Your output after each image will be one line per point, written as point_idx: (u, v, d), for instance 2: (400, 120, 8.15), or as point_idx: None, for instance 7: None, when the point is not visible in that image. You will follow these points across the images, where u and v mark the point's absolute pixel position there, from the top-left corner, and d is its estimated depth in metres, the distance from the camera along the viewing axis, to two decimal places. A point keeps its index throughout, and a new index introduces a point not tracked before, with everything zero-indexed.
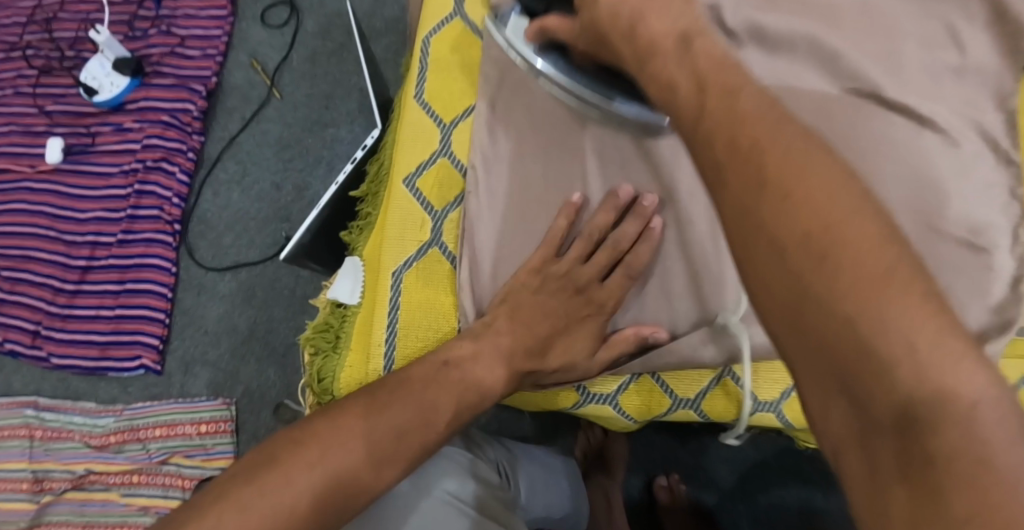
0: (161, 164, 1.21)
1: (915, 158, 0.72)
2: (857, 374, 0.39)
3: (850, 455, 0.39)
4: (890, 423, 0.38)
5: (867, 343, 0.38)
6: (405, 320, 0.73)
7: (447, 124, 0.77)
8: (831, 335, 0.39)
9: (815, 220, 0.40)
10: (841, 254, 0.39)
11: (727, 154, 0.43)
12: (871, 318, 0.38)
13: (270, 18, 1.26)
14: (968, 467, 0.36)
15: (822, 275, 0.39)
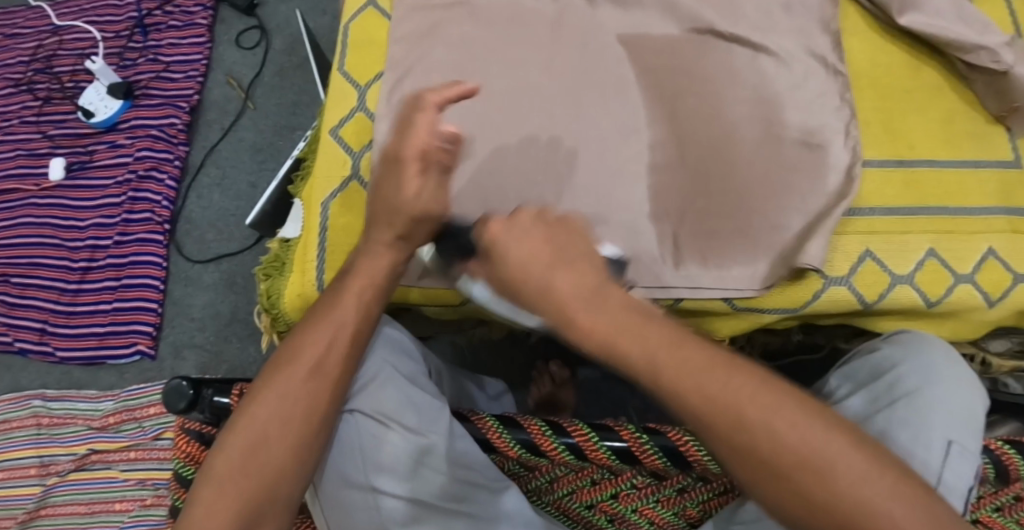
0: (151, 173, 1.37)
1: (754, 77, 0.80)
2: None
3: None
4: (822, 501, 0.51)
5: (825, 496, 0.51)
6: (332, 240, 0.84)
7: (362, 86, 0.89)
8: (792, 497, 0.52)
9: (771, 434, 0.52)
10: (788, 455, 0.52)
11: (670, 387, 0.54)
12: (786, 450, 0.52)
13: (244, 41, 1.44)
14: (895, 518, 0.51)
15: (775, 459, 0.52)
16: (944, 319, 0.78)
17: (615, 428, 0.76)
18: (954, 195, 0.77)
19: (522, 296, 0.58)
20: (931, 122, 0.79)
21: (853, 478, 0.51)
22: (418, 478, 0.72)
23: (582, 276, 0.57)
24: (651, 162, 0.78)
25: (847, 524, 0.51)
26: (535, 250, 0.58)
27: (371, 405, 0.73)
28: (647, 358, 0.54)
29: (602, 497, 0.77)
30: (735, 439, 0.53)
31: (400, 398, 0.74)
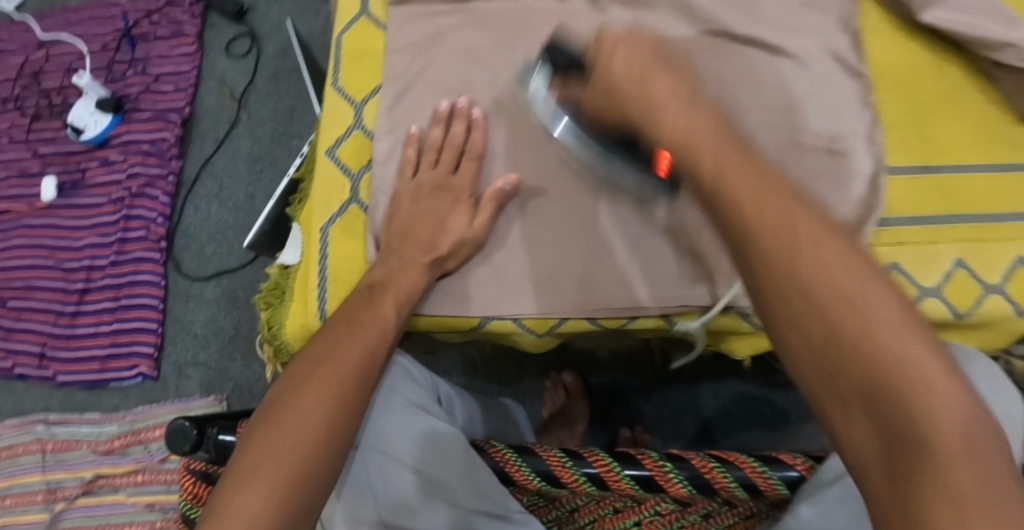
0: (145, 190, 1.33)
1: (771, 82, 0.76)
2: (903, 438, 0.46)
3: (873, 470, 0.47)
4: (908, 434, 0.46)
5: (885, 373, 0.47)
6: (333, 268, 0.80)
7: (358, 103, 0.85)
8: (842, 363, 0.48)
9: (859, 321, 0.48)
10: (846, 321, 0.49)
11: (761, 237, 0.52)
12: (880, 367, 0.47)
13: (235, 48, 1.40)
14: (965, 432, 0.45)
15: (843, 343, 0.48)
16: (978, 332, 0.74)
17: (637, 455, 0.73)
18: (986, 203, 0.73)
19: (636, 120, 0.60)
20: (961, 125, 0.75)
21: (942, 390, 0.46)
22: (424, 515, 0.69)
23: (713, 145, 0.56)
24: None
25: (908, 425, 0.46)
26: (675, 132, 0.57)
27: (380, 438, 0.71)
28: (760, 210, 0.52)
29: (628, 525, 0.73)
30: (840, 356, 0.48)
31: (412, 434, 0.71)
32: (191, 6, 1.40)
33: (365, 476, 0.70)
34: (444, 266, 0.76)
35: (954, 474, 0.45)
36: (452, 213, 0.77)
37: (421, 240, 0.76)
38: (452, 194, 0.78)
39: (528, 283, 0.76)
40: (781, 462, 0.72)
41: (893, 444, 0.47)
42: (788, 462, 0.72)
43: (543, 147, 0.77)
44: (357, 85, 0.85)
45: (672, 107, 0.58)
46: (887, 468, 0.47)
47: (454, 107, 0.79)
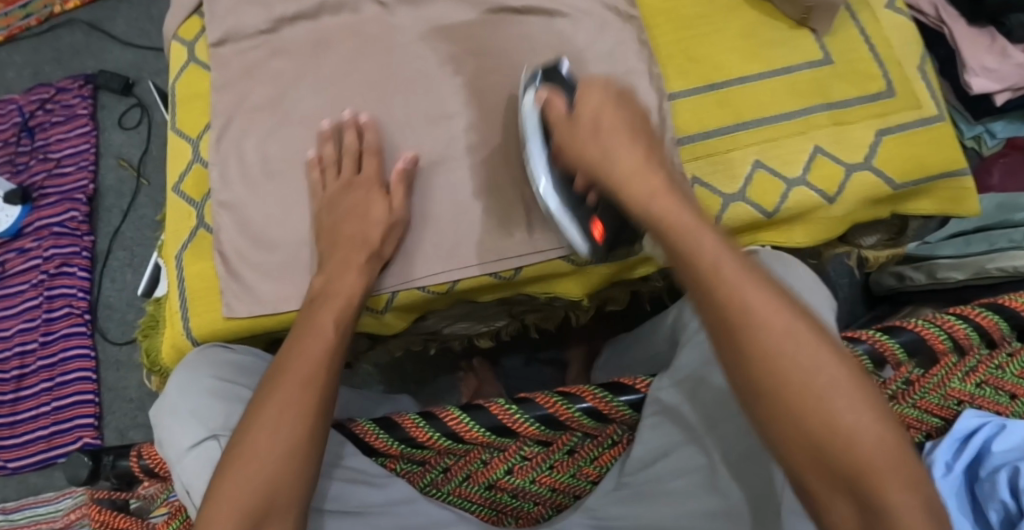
0: (62, 269, 1.38)
1: (553, 42, 0.85)
2: (810, 414, 0.58)
3: (771, 422, 0.59)
4: (831, 448, 0.57)
5: (817, 397, 0.58)
6: (191, 288, 0.85)
7: (194, 138, 0.90)
8: (790, 392, 0.58)
9: (779, 331, 0.59)
10: (783, 344, 0.59)
11: (707, 274, 0.61)
12: (839, 445, 0.57)
13: (127, 121, 1.47)
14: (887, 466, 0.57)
15: (780, 386, 0.58)
16: (789, 225, 0.84)
17: (485, 406, 0.78)
18: (771, 105, 0.83)
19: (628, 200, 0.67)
20: (734, 41, 0.85)
21: (846, 405, 0.57)
22: None
23: (642, 146, 0.69)
24: (467, 145, 0.82)
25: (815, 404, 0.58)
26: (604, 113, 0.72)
27: (225, 423, 0.74)
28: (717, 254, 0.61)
29: (498, 474, 0.79)
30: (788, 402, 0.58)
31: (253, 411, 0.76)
32: (80, 89, 1.47)
33: (216, 463, 0.72)
34: (383, 254, 0.79)
35: (860, 445, 0.57)
36: (371, 205, 0.79)
37: (353, 238, 0.78)
38: (363, 188, 0.80)
39: None
40: (623, 387, 0.78)
41: (815, 457, 0.57)
42: (630, 385, 0.78)
43: (359, 145, 0.82)
44: (191, 122, 0.91)
45: (611, 109, 0.72)
46: (823, 476, 0.58)
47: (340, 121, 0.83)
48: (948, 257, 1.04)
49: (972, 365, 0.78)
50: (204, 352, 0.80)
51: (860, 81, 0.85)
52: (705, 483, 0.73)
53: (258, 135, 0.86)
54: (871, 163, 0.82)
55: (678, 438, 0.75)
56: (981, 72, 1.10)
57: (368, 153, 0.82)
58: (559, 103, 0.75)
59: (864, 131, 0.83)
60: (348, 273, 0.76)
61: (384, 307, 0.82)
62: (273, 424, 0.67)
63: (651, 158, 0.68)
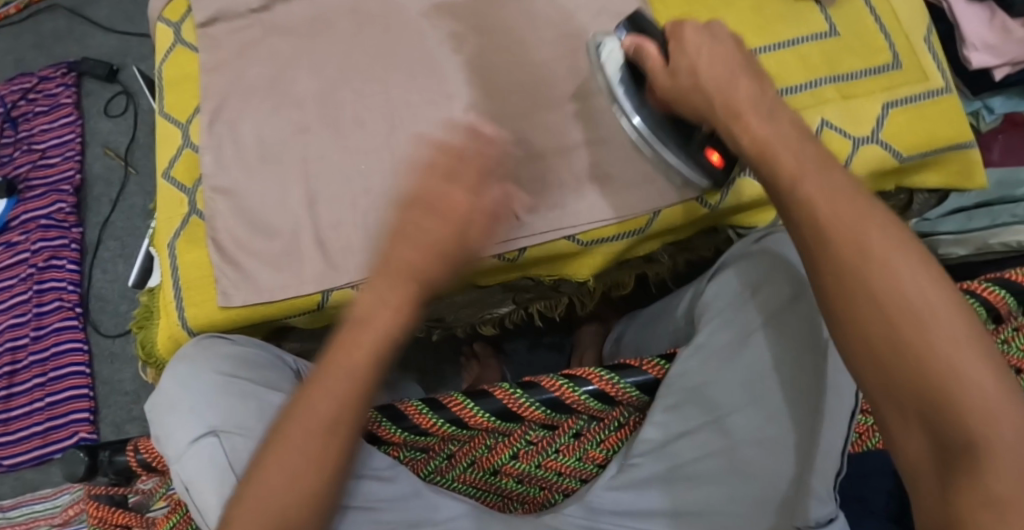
0: (51, 262, 1.35)
1: (554, 17, 0.83)
2: (928, 397, 0.52)
3: (879, 396, 0.55)
4: (943, 423, 0.52)
5: (937, 377, 0.52)
6: (185, 276, 0.82)
7: (184, 122, 0.86)
8: (905, 374, 0.53)
9: (894, 287, 0.55)
10: (902, 319, 0.54)
11: (835, 248, 0.57)
12: (959, 420, 0.51)
13: (113, 109, 1.43)
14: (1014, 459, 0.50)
15: (895, 361, 0.54)
16: None
17: (490, 390, 0.76)
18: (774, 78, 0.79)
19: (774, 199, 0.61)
20: (739, 14, 0.81)
21: (975, 397, 0.51)
22: None
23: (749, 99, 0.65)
24: (467, 124, 0.80)
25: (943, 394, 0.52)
26: (710, 59, 0.67)
27: (227, 420, 0.72)
28: (833, 216, 0.57)
29: (503, 460, 0.76)
30: (904, 364, 0.53)
31: (257, 409, 0.74)
32: (63, 77, 1.43)
33: (219, 461, 0.70)
34: None
35: (989, 447, 0.50)
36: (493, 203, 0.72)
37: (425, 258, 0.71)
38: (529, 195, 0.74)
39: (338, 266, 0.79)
40: (631, 368, 0.76)
41: (935, 457, 0.52)
42: (639, 366, 0.76)
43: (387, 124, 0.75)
44: (180, 105, 0.87)
45: (705, 52, 0.68)
46: (939, 474, 0.52)
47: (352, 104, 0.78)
48: (949, 233, 1.00)
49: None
50: (201, 345, 0.78)
51: (866, 54, 0.80)
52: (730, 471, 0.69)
53: (253, 118, 0.83)
54: (877, 137, 0.77)
55: (697, 420, 0.71)
56: (981, 46, 1.05)
57: None
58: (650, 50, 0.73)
59: (871, 105, 0.78)
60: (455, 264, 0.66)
61: None
62: (293, 458, 0.61)
63: (757, 108, 0.64)
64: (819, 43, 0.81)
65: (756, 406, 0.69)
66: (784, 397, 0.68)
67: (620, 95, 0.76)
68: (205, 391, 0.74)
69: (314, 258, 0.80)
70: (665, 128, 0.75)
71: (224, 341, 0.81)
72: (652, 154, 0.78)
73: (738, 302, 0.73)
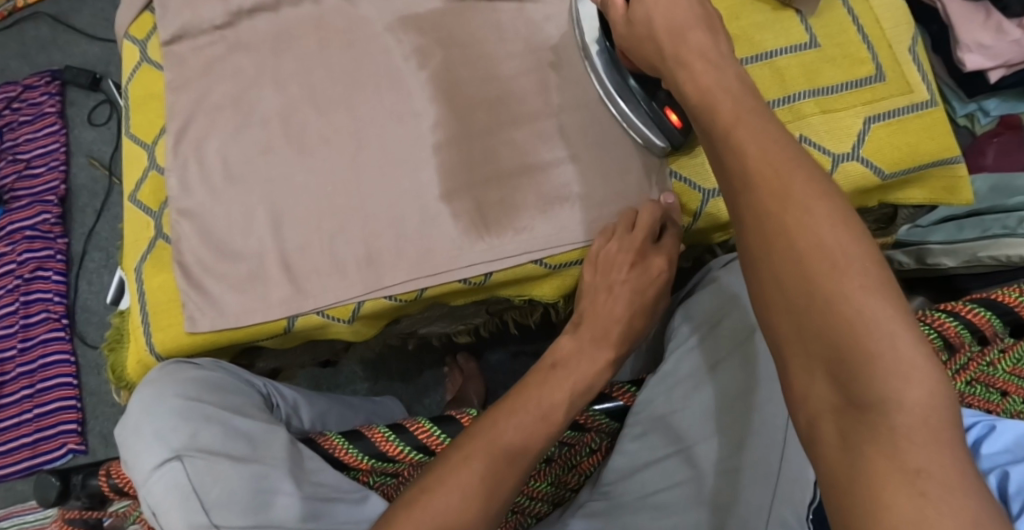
0: (38, 273, 1.34)
1: (522, 32, 0.81)
2: (838, 352, 0.50)
3: (798, 370, 0.52)
4: (857, 387, 0.49)
5: (849, 336, 0.50)
6: (152, 301, 0.81)
7: (150, 144, 0.86)
8: (818, 329, 0.51)
9: (817, 245, 0.52)
10: (819, 273, 0.51)
11: (760, 196, 0.55)
12: (870, 375, 0.49)
13: (97, 117, 1.42)
14: (932, 433, 0.48)
15: (806, 317, 0.52)
16: None
17: (456, 417, 0.77)
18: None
19: (734, 191, 0.57)
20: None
21: (893, 361, 0.49)
22: (274, 502, 0.70)
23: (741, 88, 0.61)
24: (434, 143, 0.78)
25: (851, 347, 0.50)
26: (667, 12, 0.67)
27: (190, 443, 0.70)
28: (765, 164, 0.55)
29: None
30: (822, 330, 0.51)
31: (222, 431, 0.73)
32: (47, 86, 1.42)
33: (183, 484, 0.68)
34: None
35: (897, 417, 0.48)
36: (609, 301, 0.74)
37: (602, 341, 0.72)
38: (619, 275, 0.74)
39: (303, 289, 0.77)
40: (599, 395, 0.75)
41: (846, 412, 0.50)
42: (608, 393, 0.75)
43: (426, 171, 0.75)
44: (147, 127, 0.86)
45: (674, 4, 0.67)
46: (842, 431, 0.50)
47: None
48: (939, 242, 0.97)
49: (961, 362, 0.75)
50: (165, 369, 0.77)
51: (847, 65, 0.79)
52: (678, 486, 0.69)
53: (219, 138, 0.82)
54: (858, 153, 0.76)
55: (664, 450, 0.71)
56: (976, 48, 1.01)
57: None
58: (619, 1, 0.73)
59: (851, 119, 0.77)
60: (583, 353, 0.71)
61: (350, 316, 0.78)
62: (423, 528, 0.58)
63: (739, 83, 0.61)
64: (799, 53, 0.79)
65: (721, 433, 0.69)
66: (739, 416, 0.68)
67: (593, 52, 0.78)
68: (169, 413, 0.73)
69: (278, 282, 0.77)
70: (629, 89, 0.77)
71: (192, 365, 0.80)
72: (616, 113, 0.79)
73: (705, 330, 0.74)
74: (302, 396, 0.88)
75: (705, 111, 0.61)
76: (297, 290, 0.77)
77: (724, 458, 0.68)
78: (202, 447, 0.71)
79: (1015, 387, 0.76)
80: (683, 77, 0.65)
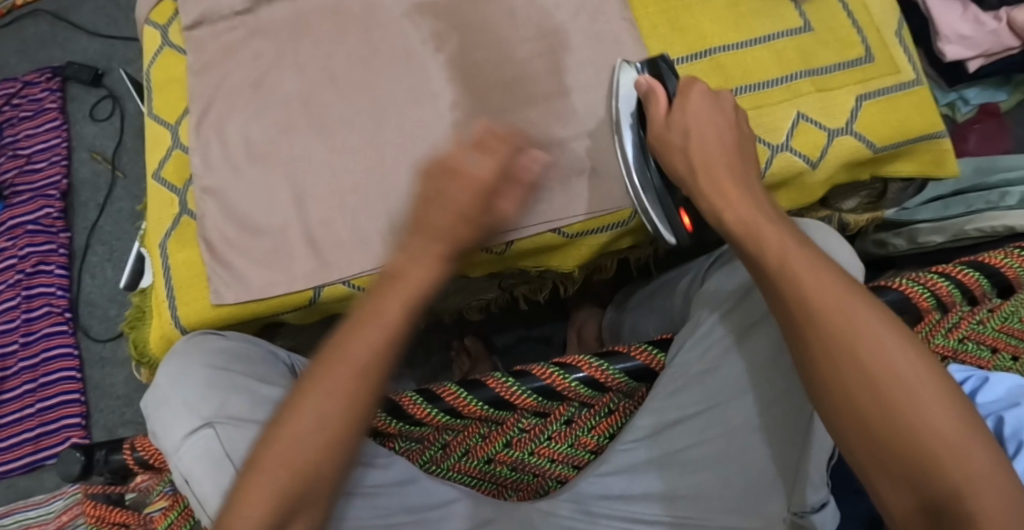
0: (40, 267, 1.35)
1: (536, 15, 0.85)
2: (913, 467, 0.58)
3: (861, 455, 0.60)
4: (931, 486, 0.57)
5: (913, 435, 0.58)
6: (178, 276, 0.83)
7: (172, 124, 0.87)
8: (894, 440, 0.59)
9: (893, 377, 0.59)
10: (895, 397, 0.59)
11: (817, 314, 0.61)
12: (942, 456, 0.57)
13: (98, 113, 1.43)
14: (996, 492, 0.56)
15: (878, 422, 0.59)
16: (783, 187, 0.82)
17: (482, 379, 0.78)
18: (749, 74, 0.81)
19: (768, 281, 0.64)
20: (716, 10, 0.84)
21: (954, 445, 0.57)
22: None
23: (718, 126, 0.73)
24: (453, 122, 0.82)
25: (940, 473, 0.57)
26: (703, 125, 0.73)
27: (221, 411, 0.73)
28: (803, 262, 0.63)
29: (497, 448, 0.79)
30: (891, 435, 0.59)
31: (250, 399, 0.75)
32: (48, 83, 1.43)
33: (218, 450, 0.71)
34: None
35: (971, 501, 0.56)
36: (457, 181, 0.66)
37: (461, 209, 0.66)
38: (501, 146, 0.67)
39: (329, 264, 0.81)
40: (619, 354, 0.78)
41: (924, 506, 0.58)
42: (626, 353, 0.78)
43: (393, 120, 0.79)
44: (169, 107, 0.88)
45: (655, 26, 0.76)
46: (928, 521, 0.58)
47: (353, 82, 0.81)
48: (926, 221, 1.02)
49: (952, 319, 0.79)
50: (189, 342, 0.79)
51: (840, 47, 0.82)
52: (723, 480, 0.73)
53: (241, 118, 0.84)
54: (852, 129, 0.79)
55: (693, 407, 0.74)
56: (956, 39, 1.07)
57: None
58: (661, 106, 0.76)
59: (844, 98, 0.80)
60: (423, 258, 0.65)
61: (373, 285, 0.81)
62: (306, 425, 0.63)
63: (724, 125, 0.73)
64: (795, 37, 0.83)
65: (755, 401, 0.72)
66: (767, 391, 0.71)
67: (624, 128, 0.79)
68: (198, 382, 0.74)
69: (304, 257, 0.81)
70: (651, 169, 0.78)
71: (214, 338, 0.81)
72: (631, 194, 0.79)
73: (730, 304, 0.74)
74: None
75: (749, 236, 0.66)
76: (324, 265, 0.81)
77: (754, 416, 0.72)
78: (233, 413, 0.73)
79: (1005, 344, 0.81)
80: (719, 204, 0.69)
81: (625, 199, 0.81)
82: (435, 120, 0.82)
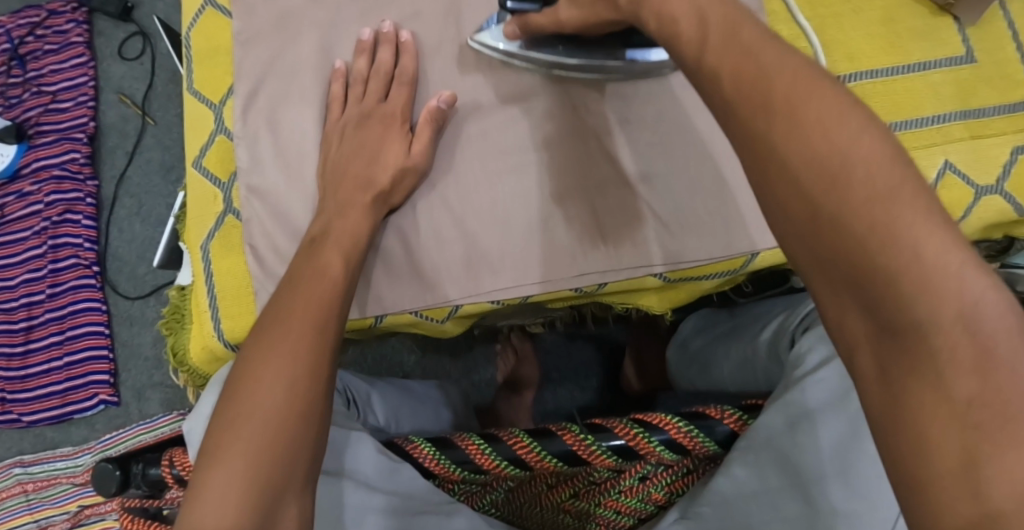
0: (66, 216, 1.27)
1: None
2: (861, 277, 0.41)
3: (794, 249, 0.44)
4: (892, 316, 0.40)
5: (861, 242, 0.41)
6: (221, 284, 0.74)
7: (216, 104, 0.78)
8: (833, 248, 0.42)
9: (811, 153, 0.43)
10: (814, 182, 0.42)
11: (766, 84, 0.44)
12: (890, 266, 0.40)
13: (128, 51, 1.34)
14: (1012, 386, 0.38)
15: (830, 250, 0.42)
16: None
17: (556, 432, 0.71)
18: (903, 109, 0.70)
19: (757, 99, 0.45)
20: (870, 26, 0.72)
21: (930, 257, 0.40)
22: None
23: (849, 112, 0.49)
24: (543, 137, 0.72)
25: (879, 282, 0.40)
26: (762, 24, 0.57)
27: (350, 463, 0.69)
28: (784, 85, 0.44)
29: (563, 498, 0.72)
30: (844, 249, 0.41)
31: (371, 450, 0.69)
32: (73, 13, 1.34)
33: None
34: (390, 201, 0.70)
35: (938, 341, 0.40)
36: (388, 145, 0.70)
37: (359, 178, 0.69)
38: (382, 122, 0.71)
39: (378, 304, 0.72)
40: (708, 419, 0.70)
41: (879, 332, 0.41)
42: (717, 418, 0.70)
43: (396, 64, 0.72)
44: (213, 85, 0.78)
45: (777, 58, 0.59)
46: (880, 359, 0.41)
47: (379, 33, 0.73)
48: None
49: None
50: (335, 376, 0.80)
51: (1004, 87, 0.71)
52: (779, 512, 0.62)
53: (299, 107, 0.74)
54: (1001, 187, 0.69)
55: (776, 481, 0.63)
56: None
57: (400, 80, 0.72)
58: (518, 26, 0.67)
59: (997, 149, 0.70)
60: (350, 212, 0.67)
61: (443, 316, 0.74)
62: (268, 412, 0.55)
63: None
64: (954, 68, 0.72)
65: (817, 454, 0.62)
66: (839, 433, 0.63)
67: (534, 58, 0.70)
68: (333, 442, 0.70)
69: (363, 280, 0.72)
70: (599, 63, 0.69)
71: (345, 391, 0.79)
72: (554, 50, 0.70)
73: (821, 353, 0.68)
74: (377, 391, 0.83)
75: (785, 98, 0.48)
76: (375, 305, 0.72)
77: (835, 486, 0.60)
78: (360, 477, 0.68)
79: None
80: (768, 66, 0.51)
81: (737, 245, 0.70)
82: (516, 127, 0.72)
